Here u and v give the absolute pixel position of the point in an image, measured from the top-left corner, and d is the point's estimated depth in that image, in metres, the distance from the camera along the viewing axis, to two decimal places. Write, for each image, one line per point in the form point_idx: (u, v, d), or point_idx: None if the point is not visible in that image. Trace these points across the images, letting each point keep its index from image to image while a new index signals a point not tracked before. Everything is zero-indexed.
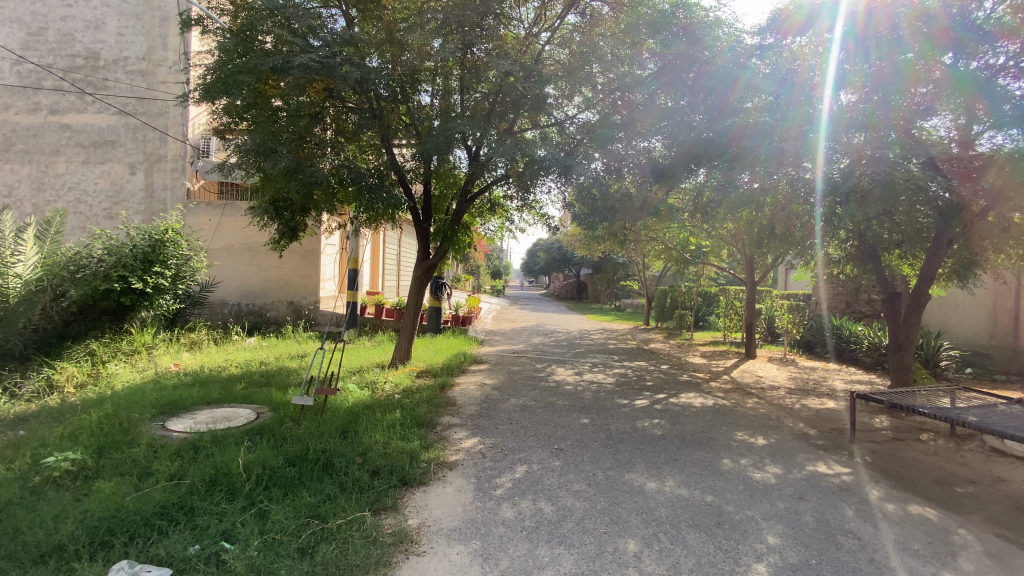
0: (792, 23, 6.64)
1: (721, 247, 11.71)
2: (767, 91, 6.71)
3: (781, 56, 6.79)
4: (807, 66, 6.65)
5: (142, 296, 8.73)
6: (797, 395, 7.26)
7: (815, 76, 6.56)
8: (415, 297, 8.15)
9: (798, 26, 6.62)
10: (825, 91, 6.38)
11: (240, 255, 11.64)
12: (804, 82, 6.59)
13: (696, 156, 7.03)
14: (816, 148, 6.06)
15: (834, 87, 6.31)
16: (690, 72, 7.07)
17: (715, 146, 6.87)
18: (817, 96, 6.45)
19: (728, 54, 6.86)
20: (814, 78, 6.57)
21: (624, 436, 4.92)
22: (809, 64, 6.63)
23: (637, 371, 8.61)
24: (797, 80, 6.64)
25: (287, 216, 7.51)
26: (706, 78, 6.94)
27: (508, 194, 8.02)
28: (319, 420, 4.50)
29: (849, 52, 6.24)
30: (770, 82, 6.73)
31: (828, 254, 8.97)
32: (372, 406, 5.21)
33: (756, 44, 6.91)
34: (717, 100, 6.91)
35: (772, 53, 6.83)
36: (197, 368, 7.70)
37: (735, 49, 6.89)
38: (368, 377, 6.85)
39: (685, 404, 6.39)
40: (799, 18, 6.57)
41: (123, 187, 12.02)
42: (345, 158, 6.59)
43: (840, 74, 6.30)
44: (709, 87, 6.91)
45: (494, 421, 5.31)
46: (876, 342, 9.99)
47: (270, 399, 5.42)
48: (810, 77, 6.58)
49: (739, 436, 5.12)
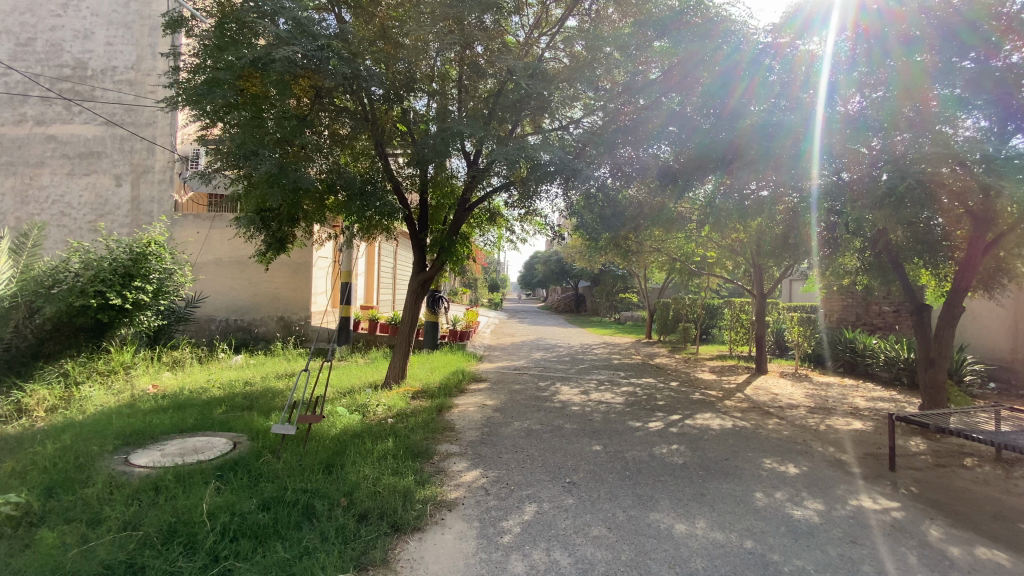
0: (784, 39, 6.33)
1: (729, 259, 11.28)
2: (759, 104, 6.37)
3: (777, 65, 6.36)
4: (800, 80, 6.28)
5: (121, 313, 8.18)
6: (819, 415, 6.78)
7: (810, 91, 6.20)
8: (411, 311, 7.68)
9: (790, 42, 6.30)
10: (819, 104, 6.02)
11: (228, 269, 11.16)
12: (797, 95, 6.28)
13: (699, 163, 6.59)
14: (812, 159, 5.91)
15: (828, 98, 6.00)
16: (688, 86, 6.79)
17: (711, 156, 6.51)
18: (811, 110, 6.08)
19: (727, 62, 6.46)
20: (807, 97, 6.20)
21: (641, 465, 4.43)
22: (802, 77, 6.27)
23: (646, 388, 8.12)
24: (791, 91, 6.32)
25: (275, 226, 7.05)
26: (705, 88, 6.63)
27: (508, 203, 7.61)
28: (301, 452, 4.01)
29: (839, 65, 5.98)
30: (764, 91, 6.40)
31: (845, 264, 8.54)
32: (361, 433, 4.72)
33: (750, 49, 6.39)
34: (715, 110, 6.54)
35: (767, 64, 6.38)
36: (178, 390, 7.17)
37: (734, 56, 6.45)
38: (360, 398, 6.34)
39: (703, 426, 5.91)
40: (790, 33, 6.29)
41: (109, 199, 11.55)
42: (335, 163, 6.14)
43: (832, 86, 6.00)
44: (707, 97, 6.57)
45: (497, 449, 4.81)
46: (893, 356, 9.53)
47: (250, 426, 4.92)
48: (803, 86, 6.26)
49: (767, 464, 4.64)
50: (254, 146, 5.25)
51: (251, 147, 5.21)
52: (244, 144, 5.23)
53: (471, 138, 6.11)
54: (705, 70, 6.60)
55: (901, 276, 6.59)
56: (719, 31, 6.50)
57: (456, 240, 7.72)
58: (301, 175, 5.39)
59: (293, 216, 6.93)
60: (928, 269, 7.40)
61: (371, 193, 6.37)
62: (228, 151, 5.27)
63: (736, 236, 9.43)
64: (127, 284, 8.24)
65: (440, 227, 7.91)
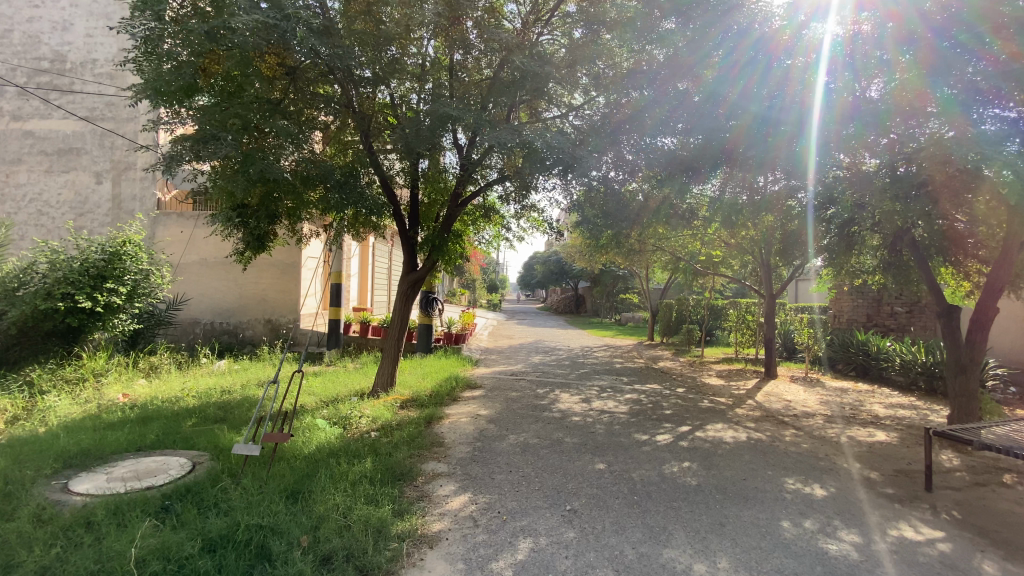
0: (780, 39, 5.76)
1: (737, 257, 10.76)
2: (757, 104, 5.80)
3: (773, 67, 5.82)
4: (796, 83, 5.74)
5: (93, 317, 7.69)
6: (838, 425, 6.31)
7: (804, 91, 5.69)
8: (401, 312, 7.18)
9: (787, 42, 5.76)
10: (815, 103, 5.61)
11: (212, 270, 10.67)
12: (793, 97, 5.73)
13: (690, 165, 6.32)
14: (807, 158, 5.65)
15: (825, 97, 5.57)
16: (683, 84, 6.18)
17: (710, 148, 6.13)
18: (807, 109, 5.66)
19: (722, 66, 5.96)
20: (803, 97, 5.69)
21: (650, 489, 3.93)
22: (797, 78, 5.74)
23: (651, 396, 7.63)
24: (787, 93, 5.76)
25: (253, 224, 6.50)
26: (698, 93, 6.08)
27: (503, 198, 7.12)
28: (263, 477, 3.52)
29: (836, 66, 5.57)
30: (761, 91, 5.83)
31: (861, 263, 8.04)
32: (338, 452, 4.23)
33: (749, 44, 5.82)
34: (708, 119, 6.01)
35: (762, 65, 5.84)
36: (149, 399, 6.69)
37: (731, 58, 5.91)
38: (342, 409, 5.85)
39: (715, 439, 5.41)
40: (787, 34, 5.73)
41: (89, 197, 11.05)
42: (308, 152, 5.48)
43: (828, 87, 5.56)
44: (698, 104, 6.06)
45: (489, 469, 4.31)
46: (911, 360, 9.05)
47: (216, 443, 4.42)
48: (800, 87, 5.71)
49: (790, 485, 4.15)
50: (215, 130, 4.71)
51: (212, 132, 4.68)
52: (205, 128, 4.71)
53: (461, 123, 5.64)
54: (699, 74, 6.06)
55: (928, 276, 6.07)
56: (716, 30, 5.83)
57: (447, 239, 7.19)
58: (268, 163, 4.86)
59: (273, 212, 6.41)
60: (955, 268, 6.90)
61: (351, 185, 5.83)
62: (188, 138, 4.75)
63: (745, 235, 8.92)
64: (99, 285, 7.75)
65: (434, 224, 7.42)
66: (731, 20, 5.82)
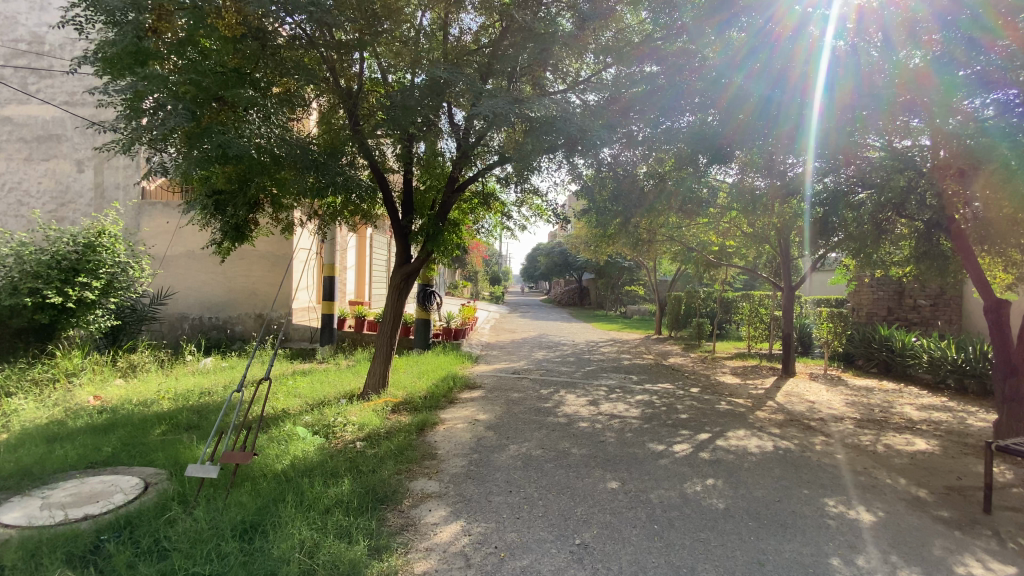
0: (783, 27, 5.16)
1: (752, 247, 10.11)
2: (758, 93, 5.35)
3: (775, 57, 5.27)
4: (798, 73, 5.26)
5: (65, 313, 7.20)
6: (870, 431, 5.76)
7: (806, 83, 5.27)
8: (393, 309, 6.59)
9: (790, 31, 5.16)
10: (816, 94, 5.26)
11: (199, 263, 10.14)
12: (795, 87, 5.30)
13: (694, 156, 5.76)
14: (807, 148, 5.53)
15: (825, 88, 5.23)
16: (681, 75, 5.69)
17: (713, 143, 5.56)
18: (807, 101, 5.32)
19: (724, 54, 5.43)
20: (804, 87, 5.29)
21: (672, 515, 3.40)
22: (800, 65, 5.23)
23: (663, 396, 7.09)
24: (788, 86, 5.31)
25: (231, 212, 5.93)
26: (699, 81, 5.60)
27: (504, 181, 6.51)
28: (218, 507, 3.01)
29: (839, 57, 5.12)
30: (761, 83, 5.35)
31: (891, 253, 7.43)
32: (313, 470, 3.72)
33: (750, 34, 5.28)
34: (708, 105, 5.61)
35: (765, 55, 5.30)
36: (121, 401, 6.21)
37: (732, 46, 5.41)
38: (327, 414, 5.36)
39: (739, 450, 4.86)
40: (791, 21, 5.13)
41: (70, 186, 10.31)
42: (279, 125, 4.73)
43: (830, 78, 5.19)
44: (700, 88, 5.58)
45: (485, 488, 3.77)
46: (940, 357, 8.50)
47: (178, 459, 3.91)
48: (801, 79, 5.27)
49: (831, 508, 3.63)
50: (168, 101, 4.09)
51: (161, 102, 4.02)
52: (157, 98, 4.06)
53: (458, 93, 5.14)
54: (701, 63, 5.60)
55: (975, 270, 5.46)
56: (716, 22, 5.31)
57: (443, 228, 6.60)
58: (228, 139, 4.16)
59: (252, 199, 5.84)
60: (996, 258, 6.32)
61: (331, 167, 5.04)
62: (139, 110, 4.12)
63: (763, 224, 8.31)
64: (70, 279, 7.20)
65: (429, 210, 6.87)
66: (734, 7, 5.22)
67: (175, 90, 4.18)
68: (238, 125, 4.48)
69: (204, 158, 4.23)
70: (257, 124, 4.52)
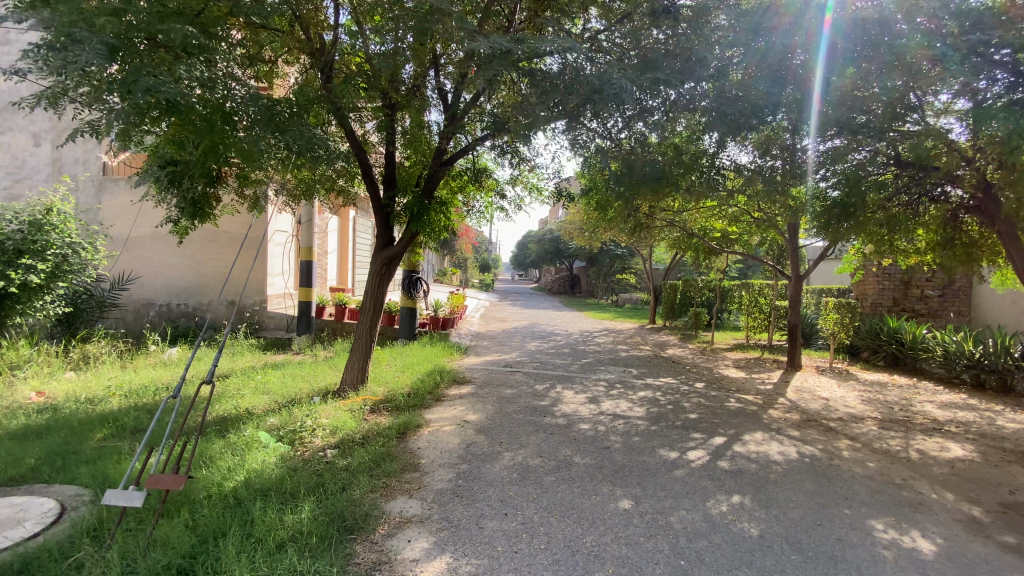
0: (780, 17, 4.79)
1: (757, 233, 9.55)
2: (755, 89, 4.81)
3: (771, 48, 4.80)
4: (797, 65, 4.85)
5: (8, 299, 6.43)
6: (897, 434, 5.28)
7: (806, 74, 4.82)
8: (373, 297, 5.96)
9: (787, 21, 4.77)
10: (815, 85, 4.75)
11: (167, 245, 9.36)
12: (795, 82, 4.88)
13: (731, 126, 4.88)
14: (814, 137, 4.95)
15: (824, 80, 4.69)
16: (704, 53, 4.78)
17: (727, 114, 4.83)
18: (807, 93, 4.80)
19: (722, 48, 4.89)
20: (805, 78, 4.82)
21: (701, 544, 2.86)
22: (798, 56, 4.82)
23: (669, 393, 6.55)
24: (786, 78, 4.89)
25: (189, 184, 5.24)
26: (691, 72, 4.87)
27: (498, 158, 5.98)
28: (136, 549, 2.39)
29: (837, 46, 4.58)
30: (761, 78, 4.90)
31: (911, 240, 6.92)
32: (270, 490, 3.13)
33: (747, 28, 4.85)
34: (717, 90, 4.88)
35: (763, 45, 4.81)
36: (65, 398, 5.51)
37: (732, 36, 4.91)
38: (297, 415, 4.74)
39: (761, 457, 4.32)
40: (788, 12, 4.76)
41: (26, 162, 9.32)
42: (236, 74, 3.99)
43: (829, 68, 4.66)
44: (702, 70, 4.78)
45: (476, 511, 3.16)
46: (955, 351, 8.07)
47: (108, 476, 3.26)
48: (800, 72, 4.84)
49: (881, 534, 3.12)
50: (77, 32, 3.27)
51: (68, 33, 3.22)
52: (64, 30, 3.27)
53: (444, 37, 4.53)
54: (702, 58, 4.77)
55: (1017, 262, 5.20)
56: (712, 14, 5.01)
57: (430, 207, 5.96)
58: (157, 81, 3.33)
59: (211, 171, 5.13)
60: None
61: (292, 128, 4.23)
62: (43, 46, 3.30)
63: (773, 208, 7.75)
64: (13, 262, 6.40)
65: (413, 187, 6.20)
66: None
67: (92, 23, 3.40)
68: (172, 67, 3.61)
69: (128, 108, 3.43)
70: (198, 64, 3.69)
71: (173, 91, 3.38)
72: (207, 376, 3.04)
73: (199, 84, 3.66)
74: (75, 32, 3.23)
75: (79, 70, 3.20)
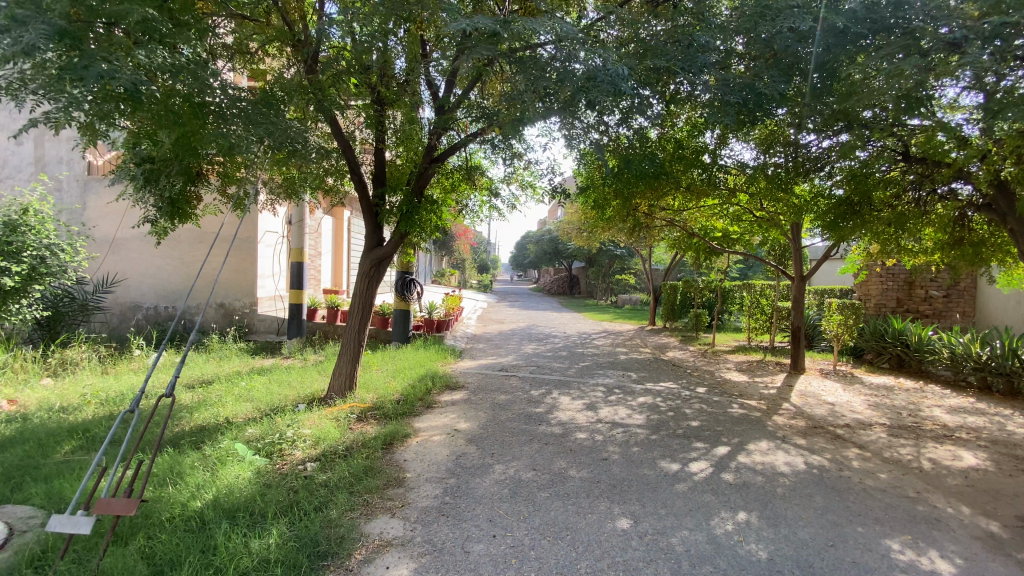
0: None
1: (757, 232, 9.32)
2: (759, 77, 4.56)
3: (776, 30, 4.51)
4: None
5: None
6: (907, 441, 5.05)
7: None
8: (362, 299, 5.72)
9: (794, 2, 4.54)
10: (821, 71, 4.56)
11: (154, 247, 9.12)
12: None
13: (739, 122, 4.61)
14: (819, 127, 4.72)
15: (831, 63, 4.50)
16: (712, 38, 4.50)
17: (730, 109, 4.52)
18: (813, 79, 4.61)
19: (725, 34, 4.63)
20: None
21: (705, 570, 2.63)
22: None
23: (668, 398, 6.32)
24: None
25: (167, 183, 5.00)
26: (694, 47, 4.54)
27: (491, 155, 5.75)
28: None
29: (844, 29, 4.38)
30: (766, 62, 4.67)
31: (919, 240, 6.69)
32: (239, 511, 2.90)
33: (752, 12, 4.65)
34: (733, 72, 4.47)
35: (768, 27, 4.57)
36: (38, 407, 5.28)
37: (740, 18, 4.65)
38: (279, 424, 4.51)
39: (766, 469, 4.09)
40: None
41: (7, 160, 9.08)
42: (200, 62, 3.69)
43: None
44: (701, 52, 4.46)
45: (461, 533, 2.92)
46: (962, 352, 7.82)
47: (65, 497, 3.03)
48: None
49: (900, 558, 2.88)
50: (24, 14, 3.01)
51: (10, 13, 2.98)
52: (8, 9, 3.04)
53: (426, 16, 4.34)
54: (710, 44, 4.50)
55: None
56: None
57: (421, 206, 5.72)
58: (110, 66, 3.08)
59: (189, 169, 4.90)
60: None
61: (270, 121, 3.97)
62: None
63: (775, 207, 7.53)
64: None
65: (404, 185, 5.96)
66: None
67: (41, 4, 3.15)
68: (129, 52, 3.29)
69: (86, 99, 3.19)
70: (161, 50, 3.38)
71: (131, 77, 3.13)
72: (171, 384, 2.79)
73: (162, 72, 3.41)
74: (20, 13, 2.98)
75: (24, 54, 2.95)
